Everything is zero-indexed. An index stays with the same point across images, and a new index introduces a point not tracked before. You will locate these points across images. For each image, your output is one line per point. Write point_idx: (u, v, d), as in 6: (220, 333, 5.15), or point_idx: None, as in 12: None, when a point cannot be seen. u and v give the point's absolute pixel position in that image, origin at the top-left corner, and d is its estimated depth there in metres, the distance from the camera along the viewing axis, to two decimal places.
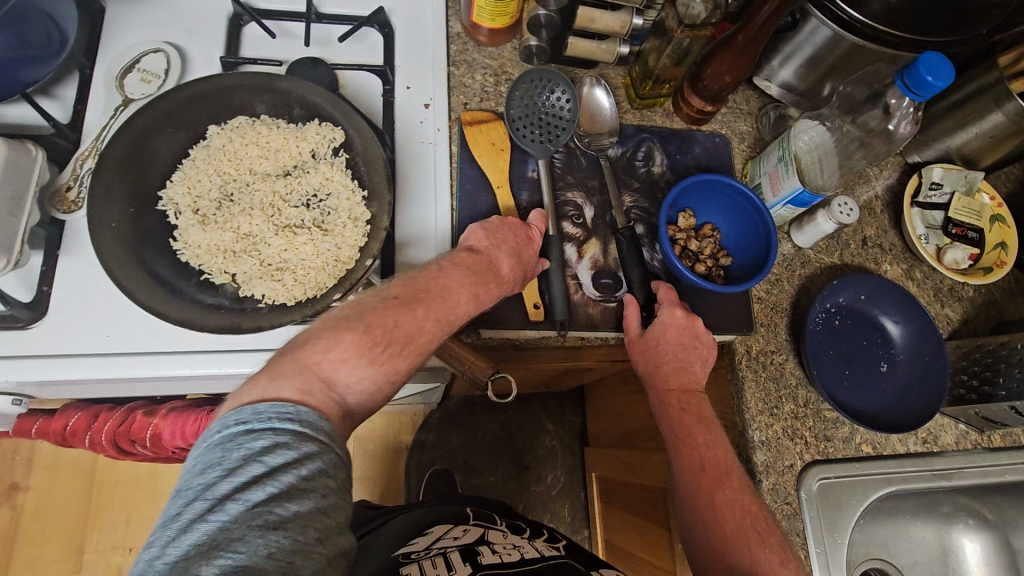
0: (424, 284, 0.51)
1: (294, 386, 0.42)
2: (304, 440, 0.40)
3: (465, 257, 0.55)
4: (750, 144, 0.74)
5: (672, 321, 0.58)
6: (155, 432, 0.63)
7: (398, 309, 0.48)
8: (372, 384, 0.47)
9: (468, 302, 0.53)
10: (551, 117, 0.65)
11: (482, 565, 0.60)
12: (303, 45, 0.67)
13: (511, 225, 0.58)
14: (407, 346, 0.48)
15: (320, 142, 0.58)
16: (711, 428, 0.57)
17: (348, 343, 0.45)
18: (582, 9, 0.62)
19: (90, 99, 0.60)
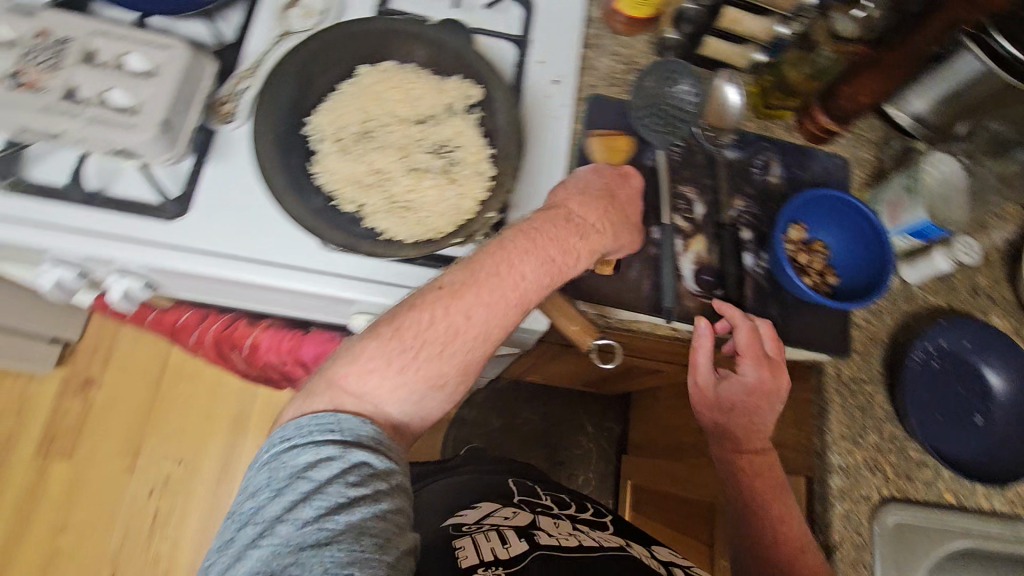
0: (468, 278, 0.49)
1: (329, 398, 0.47)
2: (351, 450, 0.44)
3: (536, 223, 0.53)
4: (867, 171, 0.71)
5: (757, 380, 0.58)
6: (253, 343, 0.67)
7: (432, 304, 0.48)
8: (426, 385, 0.49)
9: (540, 271, 0.51)
10: (678, 109, 0.65)
11: (541, 543, 0.61)
12: (450, 6, 0.68)
13: (592, 173, 0.59)
14: (450, 351, 0.49)
15: (459, 96, 0.61)
16: (784, 493, 0.59)
17: (376, 351, 0.47)
18: (729, 10, 0.62)
19: (254, 26, 0.64)
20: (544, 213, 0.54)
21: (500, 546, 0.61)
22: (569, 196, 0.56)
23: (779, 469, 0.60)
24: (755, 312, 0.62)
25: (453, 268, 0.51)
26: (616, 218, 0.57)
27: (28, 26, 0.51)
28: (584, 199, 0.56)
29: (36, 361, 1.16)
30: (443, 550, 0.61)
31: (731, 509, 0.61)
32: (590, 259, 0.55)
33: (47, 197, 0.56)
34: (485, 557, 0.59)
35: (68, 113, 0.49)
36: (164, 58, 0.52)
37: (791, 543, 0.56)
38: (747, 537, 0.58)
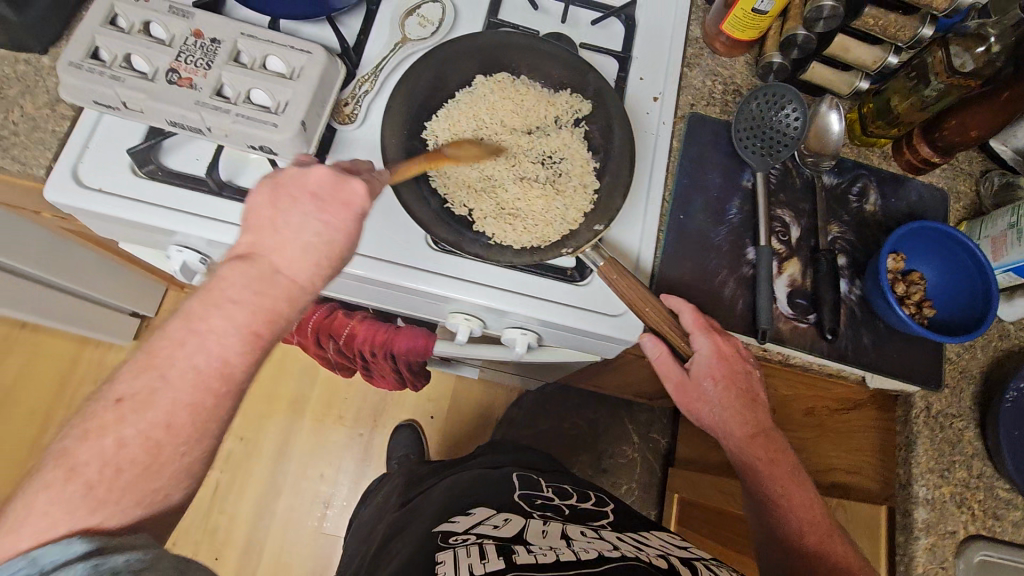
0: (155, 366, 0.41)
1: (3, 549, 0.35)
2: (55, 574, 0.35)
3: (257, 277, 0.44)
4: (966, 205, 0.71)
5: (716, 348, 0.59)
6: (350, 333, 0.72)
7: (115, 422, 0.39)
8: (171, 480, 0.41)
9: (250, 352, 0.43)
10: (778, 132, 0.65)
11: (516, 563, 0.56)
12: (558, 22, 0.70)
13: (309, 194, 0.46)
14: (89, 467, 0.38)
15: (566, 112, 0.62)
16: (798, 475, 0.61)
17: (57, 499, 0.37)
18: (841, 37, 0.62)
19: (373, 32, 0.66)
20: (238, 271, 0.44)
21: (478, 561, 0.58)
22: (286, 224, 0.45)
23: (789, 450, 0.62)
24: (848, 338, 0.63)
25: (169, 322, 0.42)
26: (341, 263, 0.47)
27: (183, 26, 0.55)
28: (281, 245, 0.45)
29: (116, 334, 1.21)
30: (426, 564, 0.61)
31: (750, 501, 0.63)
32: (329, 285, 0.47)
33: (182, 185, 0.59)
34: (460, 574, 0.56)
35: (218, 109, 0.53)
36: (305, 62, 0.55)
37: (819, 528, 0.59)
38: (772, 526, 0.60)
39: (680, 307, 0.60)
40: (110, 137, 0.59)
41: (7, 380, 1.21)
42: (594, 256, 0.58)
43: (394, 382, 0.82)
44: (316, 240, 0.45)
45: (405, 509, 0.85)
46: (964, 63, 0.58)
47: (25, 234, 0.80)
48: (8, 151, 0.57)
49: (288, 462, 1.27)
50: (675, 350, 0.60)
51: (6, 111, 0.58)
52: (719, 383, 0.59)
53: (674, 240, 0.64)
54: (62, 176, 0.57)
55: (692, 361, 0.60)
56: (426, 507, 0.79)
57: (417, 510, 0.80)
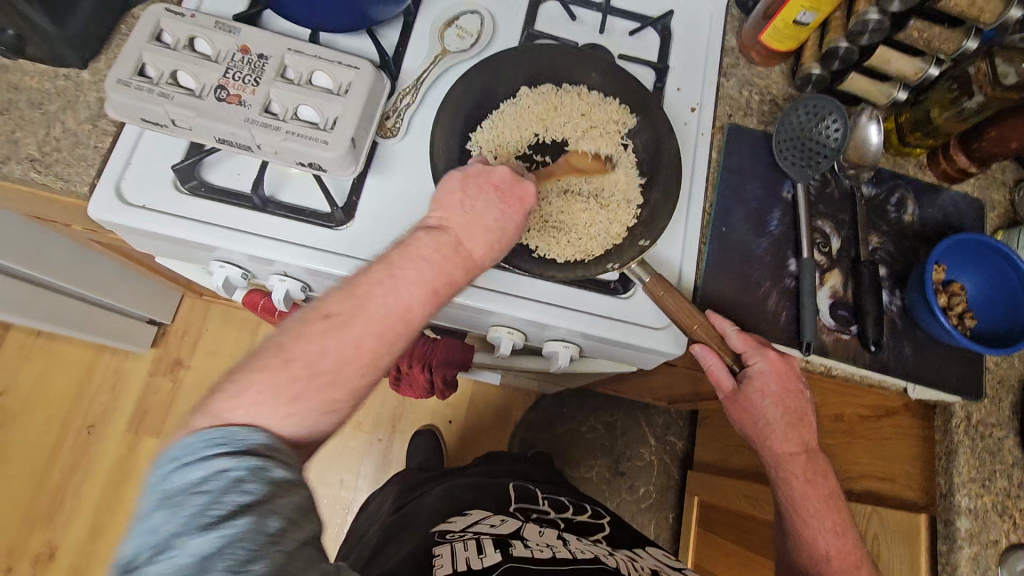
0: (360, 291, 0.48)
1: (219, 414, 0.42)
2: (239, 457, 0.40)
3: (433, 242, 0.50)
4: (1001, 214, 0.71)
5: (768, 367, 0.58)
6: None
7: (321, 334, 0.46)
8: (310, 414, 0.45)
9: (424, 305, 0.49)
10: (818, 144, 0.65)
11: (513, 556, 0.58)
12: (595, 32, 0.70)
13: (493, 187, 0.53)
14: (299, 365, 0.45)
15: (614, 125, 0.63)
16: (835, 500, 0.61)
17: (269, 383, 0.44)
18: (883, 49, 0.63)
19: (411, 45, 0.66)
20: (427, 237, 0.51)
21: (476, 556, 0.58)
22: (472, 205, 0.52)
23: (830, 474, 0.62)
24: (890, 349, 0.64)
25: (372, 267, 0.49)
26: (506, 244, 0.53)
27: (227, 42, 0.55)
28: (471, 217, 0.51)
29: (135, 341, 1.18)
30: (424, 560, 0.60)
31: (782, 513, 0.63)
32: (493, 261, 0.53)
33: (226, 201, 0.58)
34: (458, 566, 0.56)
35: (268, 126, 0.53)
36: (353, 77, 0.55)
37: (846, 557, 0.59)
38: (800, 541, 0.61)
39: (728, 328, 0.59)
40: (151, 152, 0.59)
41: (23, 389, 1.20)
42: (640, 271, 0.58)
43: (423, 392, 0.79)
44: (493, 224, 0.52)
45: (400, 513, 0.84)
46: (1006, 75, 0.57)
47: (50, 246, 0.78)
48: (51, 168, 0.57)
49: (307, 468, 1.27)
50: (727, 365, 0.59)
51: (48, 127, 0.58)
52: (771, 401, 0.59)
53: (717, 252, 0.64)
54: (105, 193, 0.57)
55: (742, 378, 0.59)
56: (422, 510, 0.78)
57: (413, 513, 0.79)
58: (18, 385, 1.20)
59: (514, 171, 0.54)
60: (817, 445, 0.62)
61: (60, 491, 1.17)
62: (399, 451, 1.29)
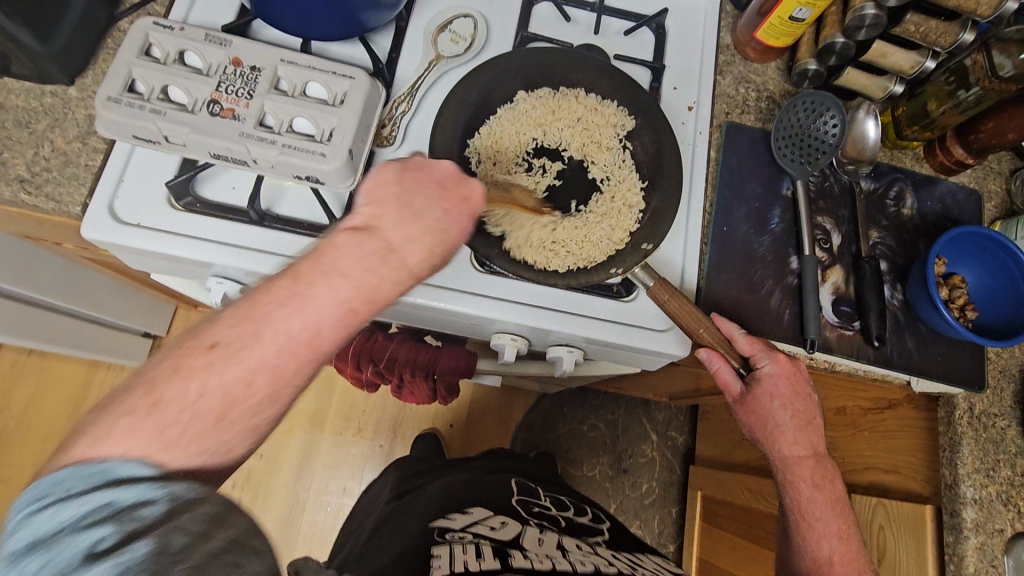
0: (256, 315, 0.41)
1: (86, 453, 0.36)
2: (123, 487, 0.35)
3: (349, 241, 0.45)
4: (997, 204, 0.71)
5: (777, 370, 0.58)
6: (391, 356, 0.71)
7: (204, 367, 0.39)
8: (209, 453, 0.40)
9: (336, 327, 0.43)
10: (815, 140, 0.65)
11: (512, 565, 0.56)
12: (590, 33, 0.69)
13: (435, 181, 0.50)
14: (171, 408, 0.38)
15: (612, 131, 0.63)
16: (841, 505, 0.60)
17: (134, 429, 0.37)
18: (878, 44, 0.63)
19: (405, 51, 0.65)
20: (356, 239, 0.45)
21: (474, 560, 0.57)
22: (412, 201, 0.48)
23: (838, 479, 0.61)
24: (893, 343, 0.64)
25: (271, 282, 0.43)
26: (447, 249, 0.49)
27: (220, 55, 0.54)
28: (406, 216, 0.47)
29: (130, 355, 1.17)
30: (421, 559, 0.59)
31: (786, 516, 0.63)
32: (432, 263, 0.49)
33: (222, 216, 0.57)
34: (455, 568, 0.55)
35: (264, 140, 0.52)
36: (348, 88, 0.54)
37: (849, 562, 0.59)
38: (803, 544, 0.61)
39: (735, 332, 0.59)
40: (144, 168, 0.57)
41: (18, 407, 1.18)
42: (643, 275, 0.58)
43: (424, 398, 0.79)
44: (433, 225, 0.48)
45: (397, 503, 0.83)
46: (1003, 66, 0.57)
47: (42, 265, 0.76)
48: (41, 188, 0.56)
49: (309, 475, 1.26)
50: (735, 368, 0.59)
51: (37, 147, 0.56)
52: (778, 405, 0.59)
53: (719, 253, 0.64)
54: (98, 212, 0.56)
55: (750, 380, 0.59)
56: (420, 503, 0.77)
57: (408, 505, 0.79)
58: (12, 403, 1.18)
59: (459, 166, 0.51)
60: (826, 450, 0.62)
61: None
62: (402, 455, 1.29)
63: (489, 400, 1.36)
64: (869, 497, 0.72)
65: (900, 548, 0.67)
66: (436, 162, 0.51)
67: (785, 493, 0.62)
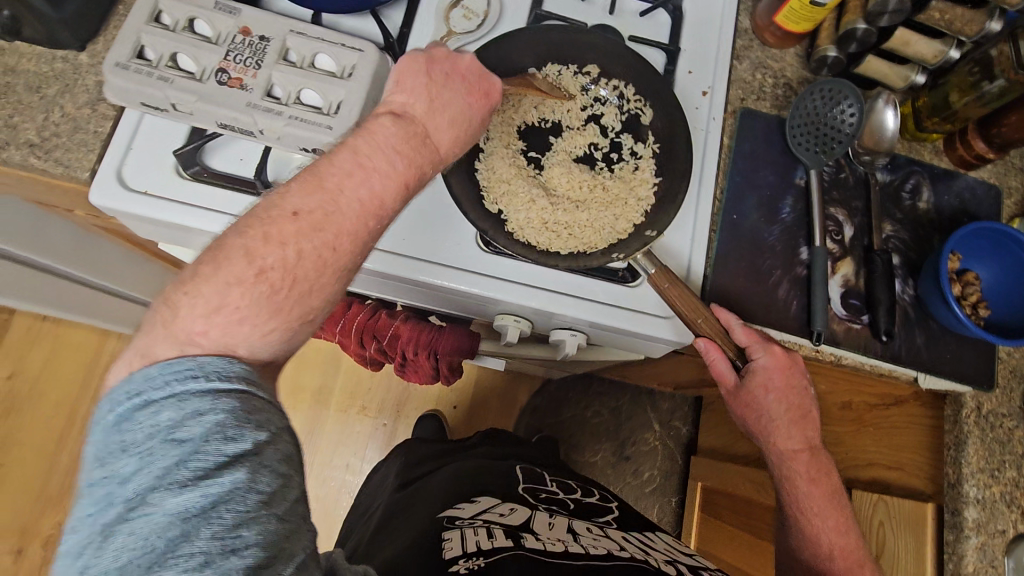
0: (325, 188, 0.42)
1: (167, 342, 0.37)
2: (222, 400, 0.35)
3: (394, 127, 0.46)
4: (1017, 201, 0.69)
5: (771, 363, 0.57)
6: (394, 334, 0.71)
7: (286, 234, 0.40)
8: (297, 324, 0.41)
9: (397, 200, 0.45)
10: (832, 129, 0.64)
11: (525, 546, 0.57)
12: (605, 13, 0.68)
13: (460, 76, 0.50)
14: (270, 276, 0.40)
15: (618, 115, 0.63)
16: (838, 500, 0.60)
17: (238, 298, 0.38)
18: (902, 31, 0.62)
19: (416, 25, 0.64)
20: (394, 123, 0.46)
21: (486, 540, 0.59)
22: (439, 93, 0.49)
23: (835, 474, 0.61)
24: (901, 339, 0.63)
25: (329, 165, 0.43)
26: (471, 137, 0.51)
27: (231, 24, 0.53)
28: (436, 106, 0.49)
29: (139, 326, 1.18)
30: (432, 541, 0.60)
31: (784, 511, 0.63)
32: (458, 148, 0.50)
33: (228, 187, 0.57)
34: (468, 550, 0.57)
35: (270, 111, 0.51)
36: (357, 62, 0.54)
37: (849, 556, 0.58)
38: (802, 540, 0.61)
39: (732, 322, 0.58)
40: (152, 136, 0.57)
41: (29, 373, 1.20)
42: (646, 263, 0.57)
43: (427, 378, 0.79)
44: (461, 114, 0.50)
45: (405, 490, 0.84)
46: None
47: (54, 231, 0.77)
48: (50, 154, 0.56)
49: (313, 452, 1.27)
50: (730, 360, 0.59)
51: (47, 112, 0.57)
52: (773, 398, 0.58)
53: (728, 242, 0.63)
54: (105, 179, 0.56)
55: (745, 373, 0.59)
56: (429, 491, 0.78)
57: (418, 492, 0.80)
58: (25, 369, 1.20)
59: (480, 61, 0.52)
60: (822, 445, 0.62)
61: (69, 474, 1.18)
62: (405, 434, 1.30)
63: (493, 383, 1.36)
64: (870, 493, 0.70)
65: (900, 545, 0.66)
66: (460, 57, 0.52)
67: (782, 488, 0.62)
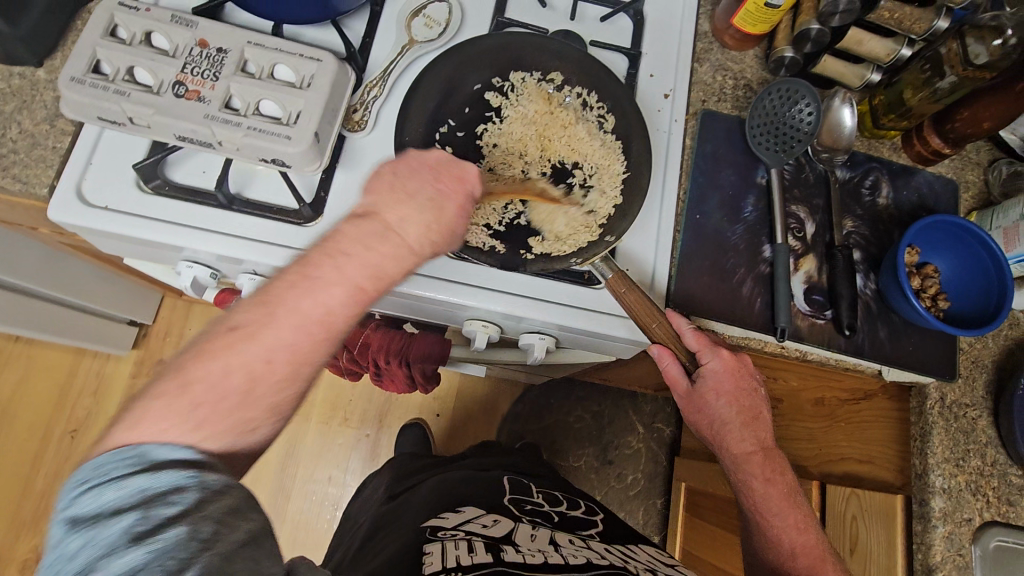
0: (270, 306, 0.42)
1: None
2: (157, 471, 0.36)
3: (350, 226, 0.45)
4: (975, 194, 0.70)
5: (721, 366, 0.58)
6: (364, 343, 0.72)
7: (227, 348, 0.40)
8: (237, 432, 0.41)
9: (346, 307, 0.43)
10: (792, 129, 0.65)
11: (504, 560, 0.57)
12: (566, 19, 0.68)
13: (426, 166, 0.48)
14: (202, 389, 0.39)
15: (581, 124, 0.63)
16: (794, 498, 0.60)
17: (165, 411, 0.38)
18: (854, 30, 0.63)
19: (379, 36, 0.65)
20: (357, 225, 0.45)
21: (466, 554, 0.58)
22: (405, 183, 0.47)
23: (790, 472, 0.61)
24: (865, 333, 0.64)
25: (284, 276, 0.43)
26: (446, 231, 0.48)
27: (188, 37, 0.54)
28: (399, 200, 0.46)
29: (115, 343, 1.17)
30: (413, 554, 0.60)
31: (744, 514, 0.63)
32: (434, 248, 0.48)
33: (190, 199, 0.57)
34: (448, 562, 0.56)
35: (229, 122, 0.51)
36: (315, 72, 0.54)
37: (810, 554, 0.58)
38: (763, 543, 0.60)
39: (684, 326, 0.59)
40: (112, 150, 0.57)
41: (4, 394, 1.19)
42: (604, 268, 0.58)
43: (404, 387, 0.79)
44: (428, 203, 0.47)
45: (388, 505, 0.83)
46: (977, 54, 0.57)
47: (21, 251, 0.76)
48: (8, 170, 0.56)
49: (296, 465, 1.26)
50: (682, 365, 0.59)
51: (4, 129, 0.56)
52: (725, 400, 0.59)
53: (694, 244, 0.64)
54: (65, 195, 0.55)
55: (696, 377, 0.59)
56: (414, 501, 0.79)
57: (400, 506, 0.79)
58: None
59: (449, 152, 0.50)
60: (774, 445, 0.62)
61: (45, 495, 1.16)
62: (387, 445, 1.29)
63: (477, 390, 1.36)
64: (843, 487, 0.72)
65: (871, 537, 0.67)
66: (428, 151, 0.50)
67: (739, 491, 0.62)
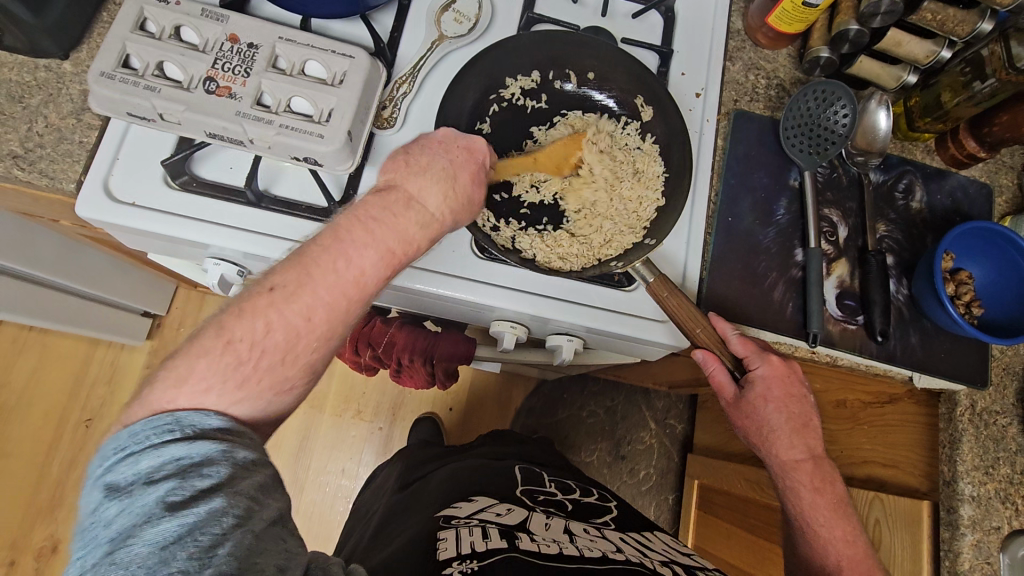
0: (306, 265, 0.43)
1: None
2: (195, 440, 0.38)
3: (375, 201, 0.47)
4: (1008, 198, 0.69)
5: (770, 372, 0.58)
6: (389, 341, 0.71)
7: (268, 307, 0.42)
8: (270, 393, 0.43)
9: (377, 267, 0.45)
10: (826, 131, 0.63)
11: (519, 548, 0.56)
12: (597, 15, 0.67)
13: (438, 142, 0.51)
14: (241, 345, 0.41)
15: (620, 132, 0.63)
16: (844, 510, 0.59)
17: (210, 369, 0.40)
18: (894, 31, 0.62)
19: (408, 31, 0.63)
20: (379, 197, 0.47)
21: (481, 541, 0.58)
22: (420, 158, 0.49)
23: (840, 483, 0.60)
24: (896, 340, 0.63)
25: (316, 245, 0.44)
26: (463, 200, 0.50)
27: (218, 31, 0.53)
28: (416, 172, 0.49)
29: (129, 334, 1.16)
30: (428, 540, 0.60)
31: (790, 522, 0.62)
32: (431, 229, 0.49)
33: (218, 196, 0.56)
34: (462, 550, 0.56)
35: (260, 120, 0.51)
36: (348, 69, 0.53)
37: (857, 566, 0.57)
38: (812, 552, 0.60)
39: (729, 332, 0.59)
40: (139, 145, 0.56)
41: (18, 382, 1.19)
42: (645, 272, 0.57)
43: (423, 383, 0.78)
44: (441, 172, 0.49)
45: (405, 492, 0.83)
46: (1020, 58, 0.55)
47: (42, 243, 0.76)
48: (35, 165, 0.55)
49: (309, 456, 1.26)
50: (729, 370, 0.59)
51: (30, 122, 0.55)
52: (774, 407, 0.58)
53: (726, 247, 0.63)
54: (92, 190, 0.55)
55: (744, 383, 0.59)
56: (430, 490, 0.78)
57: (415, 495, 0.79)
58: (13, 378, 1.19)
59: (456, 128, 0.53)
60: (825, 454, 0.61)
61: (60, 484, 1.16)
62: (400, 438, 1.29)
63: (490, 384, 1.36)
64: (866, 491, 0.71)
65: (895, 543, 0.67)
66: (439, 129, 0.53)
67: (786, 500, 0.61)
